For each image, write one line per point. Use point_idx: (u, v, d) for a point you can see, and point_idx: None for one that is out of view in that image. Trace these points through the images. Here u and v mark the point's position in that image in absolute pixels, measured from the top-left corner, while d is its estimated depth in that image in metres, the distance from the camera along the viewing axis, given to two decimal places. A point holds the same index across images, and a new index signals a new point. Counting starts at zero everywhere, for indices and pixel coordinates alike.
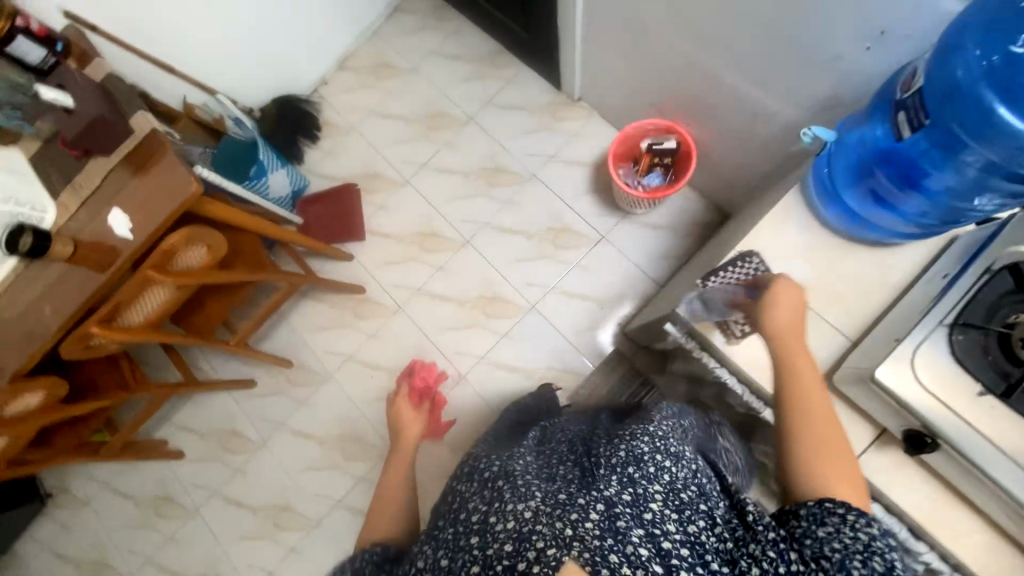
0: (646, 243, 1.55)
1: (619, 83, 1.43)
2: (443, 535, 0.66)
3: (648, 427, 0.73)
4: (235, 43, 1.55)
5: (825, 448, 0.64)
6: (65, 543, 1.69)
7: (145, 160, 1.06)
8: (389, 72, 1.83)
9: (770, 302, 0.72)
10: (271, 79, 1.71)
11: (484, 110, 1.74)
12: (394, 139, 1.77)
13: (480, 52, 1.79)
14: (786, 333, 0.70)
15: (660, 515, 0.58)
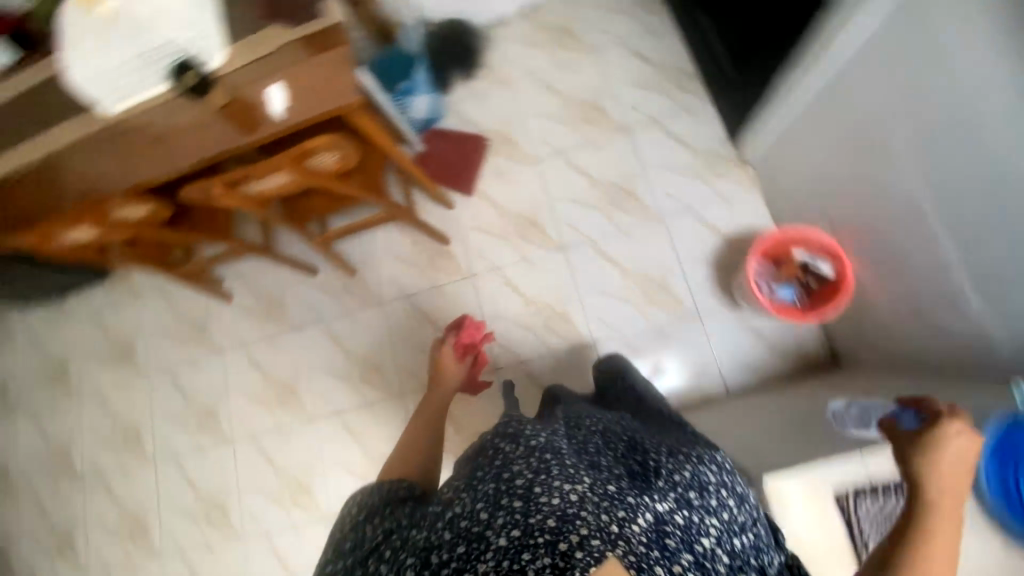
0: (738, 343, 1.43)
1: (806, 179, 1.28)
2: (479, 487, 0.63)
3: (716, 454, 0.73)
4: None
5: None
6: (99, 318, 1.78)
7: (320, 49, 1.02)
8: (570, 42, 1.70)
9: (933, 444, 0.56)
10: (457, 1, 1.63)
11: (645, 127, 1.60)
12: (544, 113, 1.68)
13: (670, 64, 1.63)
14: (953, 501, 0.53)
15: (708, 550, 0.60)
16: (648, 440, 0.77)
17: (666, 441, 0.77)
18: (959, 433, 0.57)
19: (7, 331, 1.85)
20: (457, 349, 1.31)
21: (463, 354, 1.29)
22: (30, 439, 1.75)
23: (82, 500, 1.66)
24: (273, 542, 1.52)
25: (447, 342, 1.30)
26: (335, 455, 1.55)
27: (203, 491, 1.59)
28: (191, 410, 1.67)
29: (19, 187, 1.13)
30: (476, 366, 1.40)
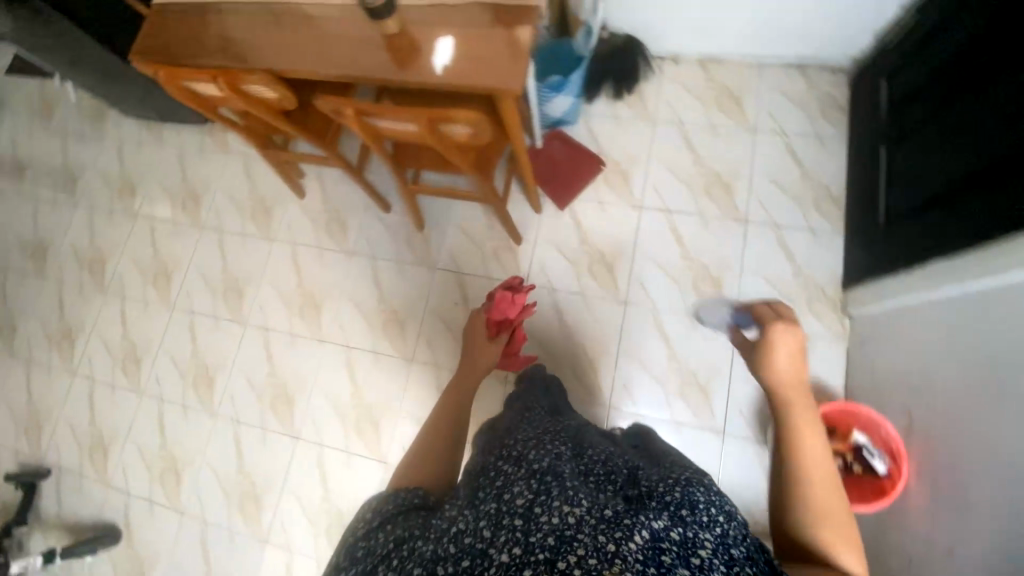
0: (745, 480, 1.36)
1: (902, 366, 1.17)
2: (482, 506, 0.64)
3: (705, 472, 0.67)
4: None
5: (812, 458, 0.68)
6: (185, 154, 1.84)
7: (507, 27, 0.99)
8: (731, 110, 1.60)
9: (768, 347, 0.81)
10: (644, 20, 1.55)
11: (764, 226, 1.49)
12: (670, 165, 1.59)
13: (820, 178, 1.50)
14: (793, 386, 0.75)
15: (709, 563, 0.55)
16: (648, 464, 0.74)
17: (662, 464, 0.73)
18: (783, 331, 0.80)
19: (101, 129, 1.93)
20: (490, 327, 1.27)
21: (494, 333, 1.25)
22: (80, 235, 1.85)
23: (99, 310, 1.76)
24: (240, 431, 1.57)
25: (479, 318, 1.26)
26: (326, 384, 1.56)
27: (202, 355, 1.65)
28: (223, 278, 1.71)
29: (173, 31, 1.12)
30: (514, 341, 1.35)
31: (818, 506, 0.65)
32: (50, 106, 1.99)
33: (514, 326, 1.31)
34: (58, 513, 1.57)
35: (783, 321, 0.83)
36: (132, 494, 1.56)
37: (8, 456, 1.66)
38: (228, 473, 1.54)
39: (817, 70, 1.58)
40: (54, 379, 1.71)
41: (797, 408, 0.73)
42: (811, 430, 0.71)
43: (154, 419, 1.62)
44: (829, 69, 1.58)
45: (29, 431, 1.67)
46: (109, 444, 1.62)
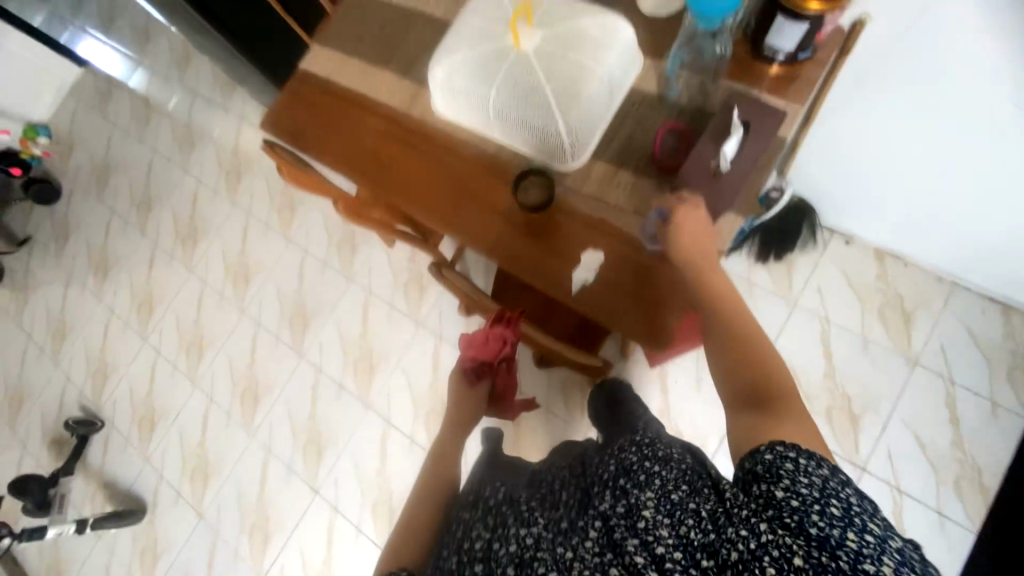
0: None
1: None
2: (446, 563, 0.66)
3: (636, 438, 0.69)
4: (890, 144, 1.05)
5: (724, 300, 0.68)
6: None
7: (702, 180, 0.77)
8: (893, 325, 1.32)
9: (675, 227, 0.72)
10: (833, 194, 1.27)
11: (880, 484, 1.25)
12: (796, 365, 1.34)
13: (973, 453, 1.23)
14: (698, 245, 0.72)
15: (652, 521, 0.54)
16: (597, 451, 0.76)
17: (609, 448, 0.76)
18: (685, 206, 0.72)
19: (228, 103, 1.91)
20: (473, 372, 1.03)
21: (477, 377, 1.02)
22: (182, 205, 1.89)
23: (180, 286, 1.81)
24: (268, 462, 1.59)
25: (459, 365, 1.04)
26: (358, 451, 1.53)
27: (255, 371, 1.67)
28: (294, 302, 1.69)
29: (308, 116, 1.02)
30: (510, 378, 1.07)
31: (752, 367, 0.62)
32: (187, 60, 1.97)
33: (502, 374, 1.04)
34: (101, 466, 1.71)
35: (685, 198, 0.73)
36: (164, 478, 1.65)
37: (74, 396, 1.80)
38: (247, 497, 1.58)
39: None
40: (128, 339, 1.81)
41: (705, 267, 0.71)
42: (711, 267, 0.71)
43: (198, 414, 1.68)
44: None
45: (95, 380, 1.80)
46: (156, 421, 1.71)
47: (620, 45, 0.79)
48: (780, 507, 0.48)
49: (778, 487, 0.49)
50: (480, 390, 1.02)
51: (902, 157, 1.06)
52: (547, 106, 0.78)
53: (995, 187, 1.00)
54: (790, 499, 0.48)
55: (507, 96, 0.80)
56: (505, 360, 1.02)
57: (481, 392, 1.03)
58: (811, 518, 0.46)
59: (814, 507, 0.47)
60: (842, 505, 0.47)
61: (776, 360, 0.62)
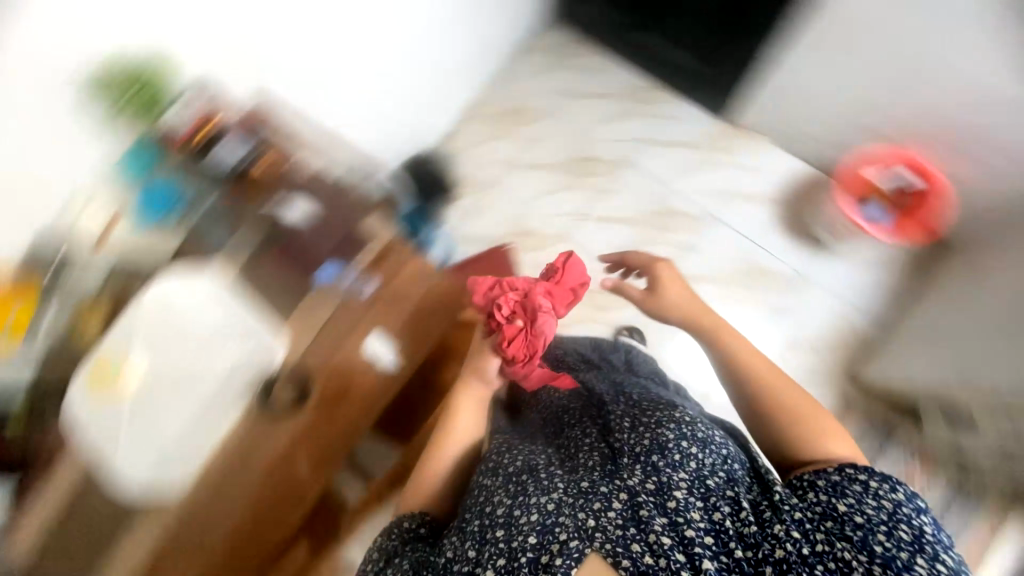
0: (854, 278, 1.35)
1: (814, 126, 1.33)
2: (467, 527, 0.64)
3: (677, 414, 0.70)
4: (402, 65, 1.26)
5: (760, 369, 0.75)
6: None
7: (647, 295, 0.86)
8: (522, 119, 1.61)
9: (661, 287, 0.85)
10: (404, 135, 1.42)
11: (642, 150, 1.54)
12: (543, 191, 1.56)
13: (620, 90, 1.58)
14: (704, 319, 0.81)
15: (684, 503, 0.57)
16: (614, 416, 0.74)
17: (635, 413, 0.73)
18: (659, 270, 0.87)
19: None
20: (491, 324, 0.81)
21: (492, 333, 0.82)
22: None
23: None
24: None
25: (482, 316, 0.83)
26: None
27: None
28: None
29: None
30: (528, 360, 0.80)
31: (800, 425, 0.70)
32: None
33: (516, 332, 0.76)
34: None
35: (658, 262, 0.88)
36: None
37: None
38: None
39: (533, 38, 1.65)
40: None
41: (724, 336, 0.79)
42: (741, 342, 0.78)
43: None
44: (536, 32, 1.65)
45: None
46: None
47: (171, 289, 0.79)
48: (842, 518, 0.56)
49: (841, 501, 0.58)
50: (493, 346, 0.80)
51: (382, 71, 1.23)
52: (220, 360, 0.80)
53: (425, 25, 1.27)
54: (855, 515, 0.56)
55: (196, 396, 0.79)
56: (519, 311, 0.76)
57: (490, 347, 0.81)
58: (877, 537, 0.54)
59: (880, 525, 0.55)
60: (907, 529, 0.55)
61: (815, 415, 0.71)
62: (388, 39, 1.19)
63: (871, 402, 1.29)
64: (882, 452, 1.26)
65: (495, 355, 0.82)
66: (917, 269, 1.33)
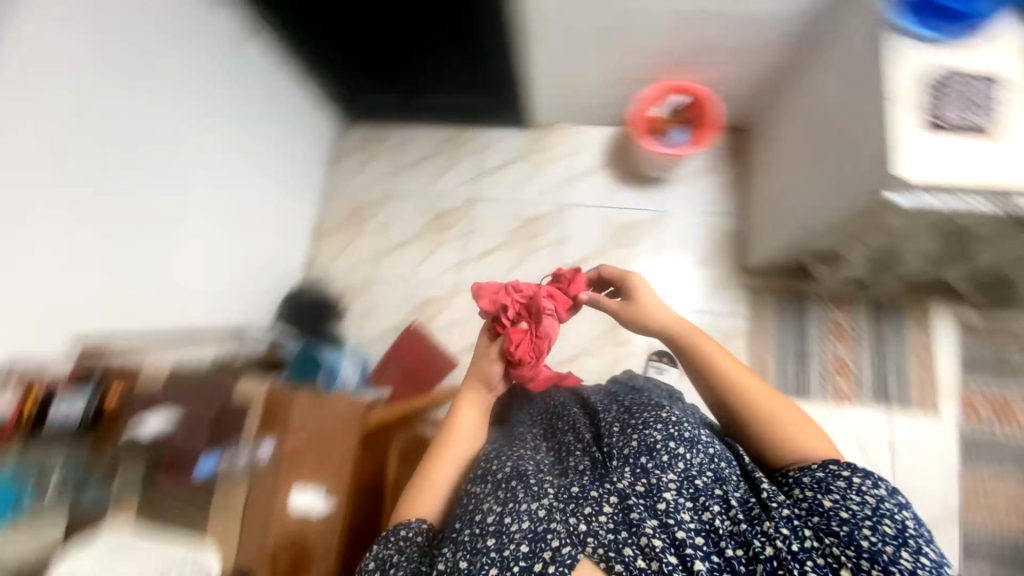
0: (699, 192, 1.50)
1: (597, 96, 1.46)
2: (457, 536, 0.65)
3: (662, 411, 0.74)
4: (219, 231, 1.25)
5: (740, 380, 0.75)
6: None
7: (628, 307, 0.85)
8: (365, 213, 1.64)
9: (637, 297, 0.85)
10: (252, 286, 1.39)
11: (479, 184, 1.62)
12: (417, 263, 1.59)
13: (434, 142, 1.65)
14: (685, 329, 0.81)
15: (675, 504, 0.63)
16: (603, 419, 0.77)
17: (625, 412, 0.77)
18: (634, 281, 0.86)
19: None
20: (494, 330, 0.83)
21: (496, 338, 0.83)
22: None
23: None
24: None
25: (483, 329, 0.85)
26: None
27: None
28: None
29: None
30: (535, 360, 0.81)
31: (779, 433, 0.72)
32: None
33: (522, 336, 0.79)
34: None
35: (629, 275, 0.87)
36: None
37: None
38: None
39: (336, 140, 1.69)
40: None
41: (704, 345, 0.78)
42: (721, 353, 0.77)
43: None
44: (336, 133, 1.69)
45: None
46: None
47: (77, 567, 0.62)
48: (824, 513, 0.62)
49: (826, 496, 0.63)
50: (496, 352, 0.81)
51: (201, 246, 1.20)
52: None
53: (229, 185, 1.26)
54: (840, 510, 0.62)
55: None
56: (524, 313, 0.81)
57: (495, 356, 0.81)
58: (862, 531, 0.60)
59: (863, 518, 0.61)
60: (890, 522, 0.60)
61: (793, 420, 0.72)
62: (196, 215, 1.16)
63: (771, 283, 1.40)
64: (803, 314, 1.37)
65: (498, 360, 0.81)
66: (739, 158, 1.49)
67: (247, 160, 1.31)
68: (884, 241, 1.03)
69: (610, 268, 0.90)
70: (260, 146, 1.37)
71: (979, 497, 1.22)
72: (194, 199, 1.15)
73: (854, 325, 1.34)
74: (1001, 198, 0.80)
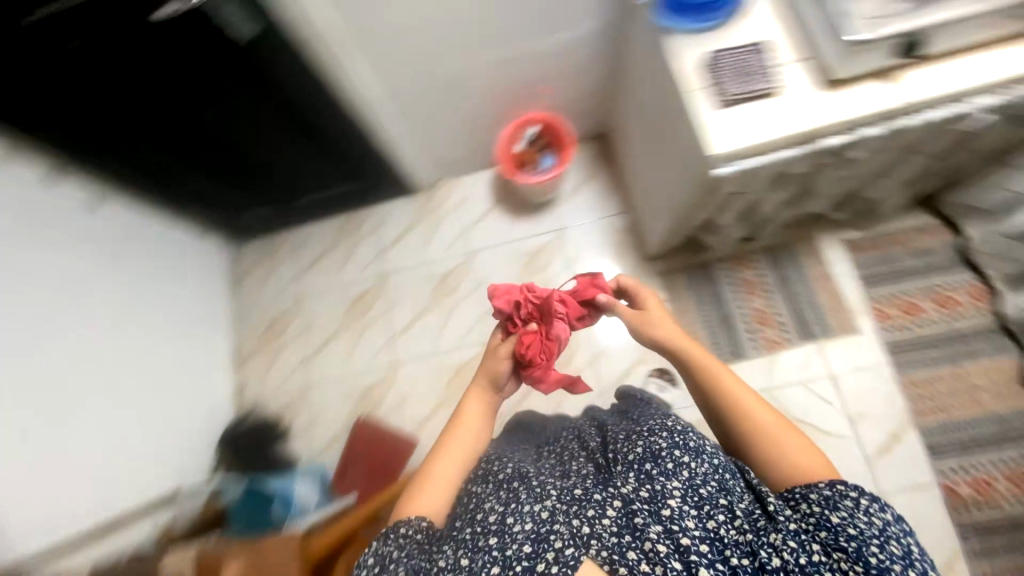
0: (586, 203, 1.58)
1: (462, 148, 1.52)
2: (458, 536, 0.65)
3: (668, 421, 0.77)
4: (139, 397, 1.23)
5: (745, 403, 0.74)
6: None
7: (645, 315, 0.86)
8: (282, 324, 1.61)
9: (642, 314, 0.87)
10: (189, 438, 1.35)
11: (384, 259, 1.63)
12: (346, 356, 1.56)
13: (328, 234, 1.66)
14: (693, 349, 0.81)
15: (678, 511, 0.63)
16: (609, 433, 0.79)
17: (630, 423, 0.80)
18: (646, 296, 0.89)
19: None
20: (508, 329, 0.87)
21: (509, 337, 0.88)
22: None
23: None
24: None
25: (499, 331, 0.90)
26: None
27: None
28: None
29: None
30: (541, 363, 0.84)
31: (781, 455, 0.71)
32: None
33: (533, 337, 0.84)
34: None
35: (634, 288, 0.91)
36: None
37: None
38: None
39: (233, 263, 1.68)
40: None
41: (709, 364, 0.79)
42: (728, 374, 0.77)
43: None
44: (230, 257, 1.68)
45: None
46: None
47: None
48: (832, 530, 0.62)
49: (834, 513, 0.63)
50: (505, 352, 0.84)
51: (122, 420, 1.17)
52: None
53: (132, 351, 1.24)
54: (846, 526, 0.61)
55: None
56: (535, 313, 0.86)
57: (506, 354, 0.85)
58: (870, 550, 0.59)
59: (871, 538, 0.60)
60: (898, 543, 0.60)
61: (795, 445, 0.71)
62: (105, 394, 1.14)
63: (677, 264, 1.47)
64: (714, 282, 1.44)
65: (508, 360, 0.84)
66: (610, 162, 1.58)
67: (144, 319, 1.30)
68: (742, 204, 1.10)
69: (632, 279, 0.93)
70: (149, 303, 1.33)
71: (922, 394, 1.29)
72: (99, 378, 1.14)
73: (760, 277, 1.42)
74: (809, 141, 0.87)
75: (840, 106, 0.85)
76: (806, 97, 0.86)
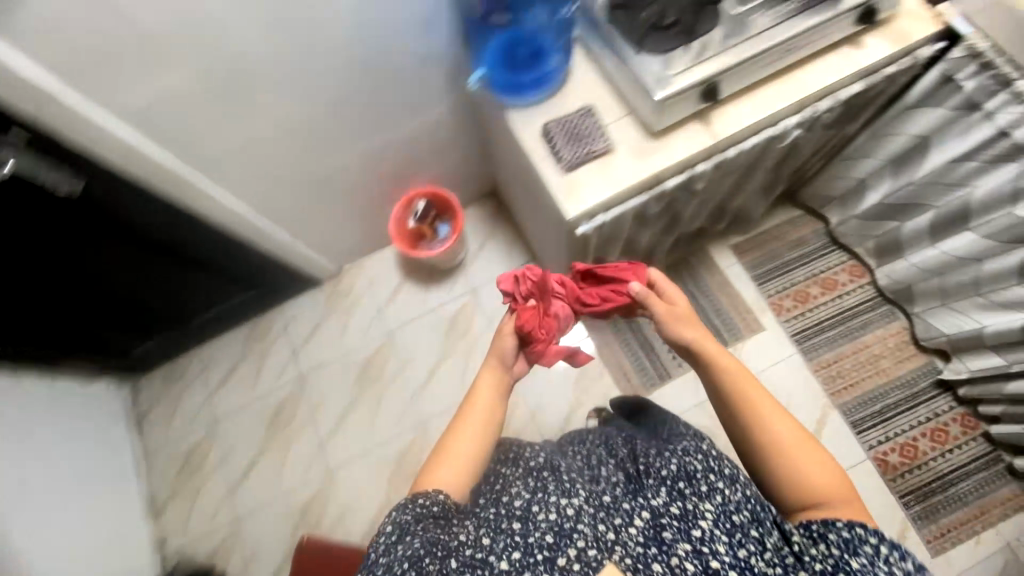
0: (491, 260, 1.59)
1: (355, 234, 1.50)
2: (480, 514, 0.64)
3: (701, 445, 0.69)
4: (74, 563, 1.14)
5: (775, 426, 0.66)
6: None
7: (674, 311, 0.76)
8: (200, 457, 1.48)
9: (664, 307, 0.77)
10: None
11: (299, 361, 1.55)
12: (276, 474, 1.45)
13: (235, 347, 1.57)
14: (725, 358, 0.72)
15: (709, 533, 0.58)
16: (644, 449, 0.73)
17: (662, 441, 0.74)
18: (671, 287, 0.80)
19: None
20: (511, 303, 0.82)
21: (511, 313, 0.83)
22: None
23: None
24: None
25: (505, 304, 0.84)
26: None
27: None
28: None
29: None
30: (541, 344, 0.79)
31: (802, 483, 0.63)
32: None
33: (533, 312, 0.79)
34: None
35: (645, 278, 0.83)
36: None
37: None
38: None
39: (134, 402, 1.54)
40: None
41: (736, 373, 0.70)
42: (756, 386, 0.69)
43: None
44: (130, 397, 1.54)
45: None
46: None
47: None
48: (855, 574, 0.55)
49: (856, 559, 0.56)
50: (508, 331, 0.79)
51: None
52: None
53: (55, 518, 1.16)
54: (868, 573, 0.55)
55: None
56: (535, 291, 0.81)
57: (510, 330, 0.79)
58: None
59: None
60: None
61: (824, 475, 0.63)
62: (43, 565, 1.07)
63: None
64: None
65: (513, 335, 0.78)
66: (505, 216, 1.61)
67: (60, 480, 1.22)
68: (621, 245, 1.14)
69: (663, 276, 0.82)
70: None
71: (833, 376, 1.37)
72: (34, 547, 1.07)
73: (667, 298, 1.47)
74: (647, 188, 0.93)
75: (666, 153, 0.92)
76: (637, 149, 0.92)
